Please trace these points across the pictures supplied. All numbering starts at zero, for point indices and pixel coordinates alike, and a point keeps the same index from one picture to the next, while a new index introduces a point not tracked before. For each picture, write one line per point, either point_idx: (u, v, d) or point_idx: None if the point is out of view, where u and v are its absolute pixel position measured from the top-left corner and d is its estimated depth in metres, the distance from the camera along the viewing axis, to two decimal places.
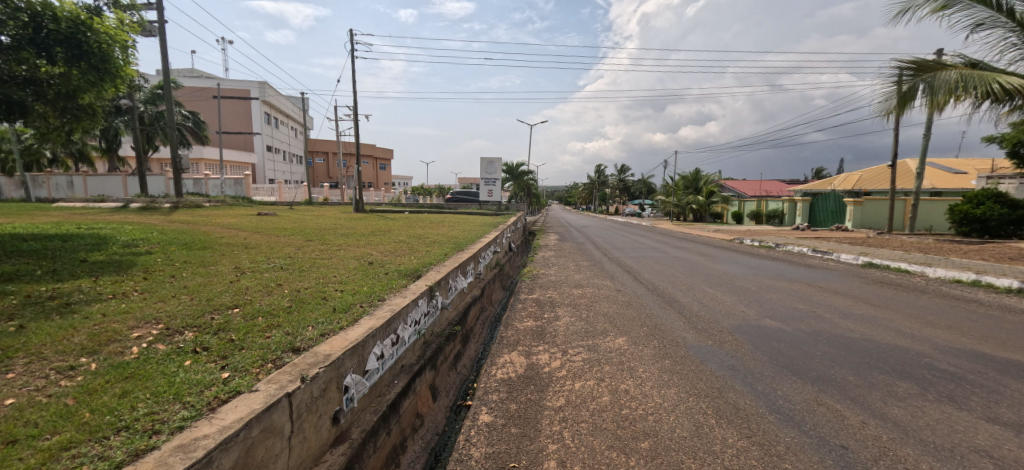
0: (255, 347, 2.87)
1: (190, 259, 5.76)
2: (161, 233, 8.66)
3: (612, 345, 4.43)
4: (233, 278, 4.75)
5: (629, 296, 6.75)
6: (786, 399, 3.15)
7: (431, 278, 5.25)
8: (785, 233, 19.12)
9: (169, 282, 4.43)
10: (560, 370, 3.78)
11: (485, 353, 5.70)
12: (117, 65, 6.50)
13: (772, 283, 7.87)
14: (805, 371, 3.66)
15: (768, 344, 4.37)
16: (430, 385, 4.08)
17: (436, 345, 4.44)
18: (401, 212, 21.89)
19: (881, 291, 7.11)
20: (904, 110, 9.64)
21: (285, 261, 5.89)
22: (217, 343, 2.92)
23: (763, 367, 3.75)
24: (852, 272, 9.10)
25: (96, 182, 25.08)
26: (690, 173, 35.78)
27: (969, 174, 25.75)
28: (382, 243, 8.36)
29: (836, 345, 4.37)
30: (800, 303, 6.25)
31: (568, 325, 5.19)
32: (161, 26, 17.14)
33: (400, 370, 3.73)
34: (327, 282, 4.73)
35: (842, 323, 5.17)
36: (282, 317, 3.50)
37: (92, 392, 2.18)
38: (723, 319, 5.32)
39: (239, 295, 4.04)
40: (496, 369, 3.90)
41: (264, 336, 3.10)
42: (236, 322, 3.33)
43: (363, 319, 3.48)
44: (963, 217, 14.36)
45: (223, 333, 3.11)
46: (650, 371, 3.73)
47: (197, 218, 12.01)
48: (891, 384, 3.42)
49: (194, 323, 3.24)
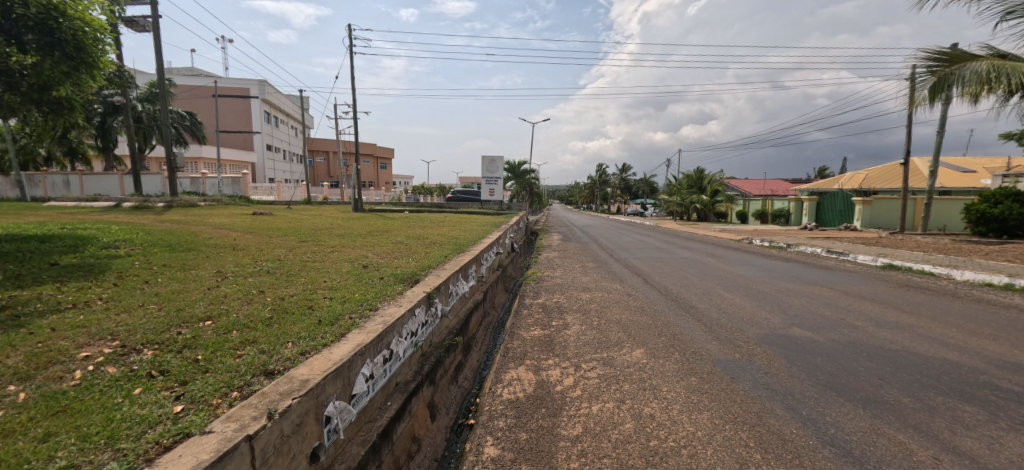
0: (221, 370, 2.46)
1: (170, 262, 5.34)
2: (148, 233, 8.27)
3: (629, 358, 4.00)
4: (212, 284, 4.33)
5: (641, 301, 6.33)
6: (838, 427, 2.72)
7: (430, 284, 4.83)
8: (795, 233, 18.63)
9: (140, 289, 4.01)
10: (574, 390, 3.36)
11: (488, 363, 5.30)
12: (94, 55, 6.06)
13: (791, 287, 7.44)
14: (852, 391, 3.23)
15: (803, 358, 3.94)
16: (428, 404, 3.68)
17: (434, 358, 4.03)
18: (400, 212, 21.47)
19: (909, 296, 6.66)
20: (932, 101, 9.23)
21: (273, 264, 5.47)
22: (179, 365, 2.51)
23: (803, 387, 3.32)
24: (873, 274, 8.64)
25: (93, 182, 24.77)
26: (694, 172, 35.11)
27: (980, 173, 25.16)
28: (379, 245, 7.91)
29: (878, 358, 3.94)
30: (826, 309, 5.82)
31: (578, 335, 4.76)
32: (154, 22, 16.77)
33: (394, 389, 3.32)
34: (316, 288, 4.31)
35: (878, 333, 4.72)
36: (259, 331, 3.08)
37: (7, 435, 1.77)
38: (747, 327, 4.90)
39: (214, 305, 3.61)
40: (503, 388, 3.48)
41: (235, 354, 2.69)
42: (206, 338, 2.91)
43: (351, 333, 3.05)
44: (979, 216, 13.91)
45: (189, 352, 2.70)
46: (676, 390, 3.30)
47: (188, 218, 11.60)
48: (954, 408, 2.98)
49: (156, 339, 2.83)
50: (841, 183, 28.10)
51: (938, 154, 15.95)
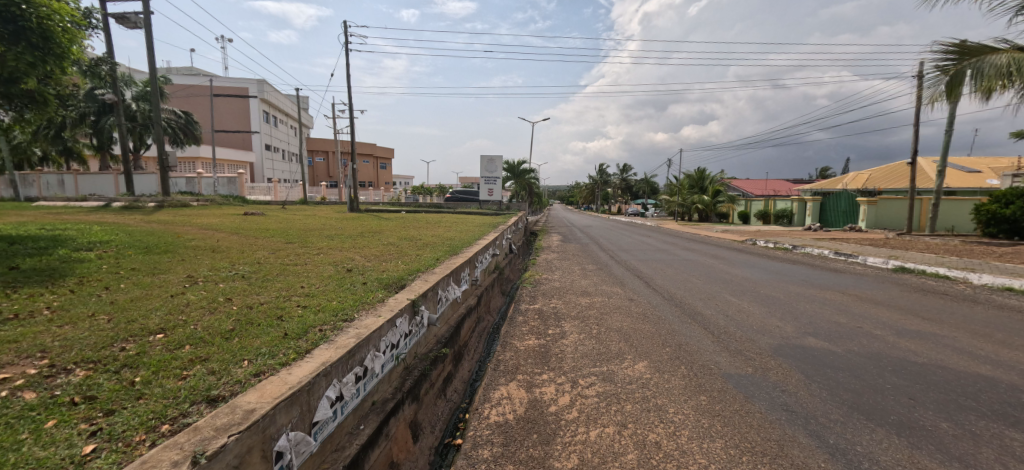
0: (158, 396, 2.11)
1: (140, 266, 5.00)
2: (129, 233, 7.94)
3: (631, 373, 3.65)
4: (178, 290, 3.98)
5: (643, 307, 5.97)
6: (873, 461, 2.36)
7: (416, 289, 4.48)
8: (799, 233, 18.24)
9: (96, 297, 3.65)
10: (569, 411, 3.01)
11: (480, 373, 4.96)
12: (61, 43, 5.70)
13: (800, 291, 7.08)
14: (882, 414, 2.89)
15: (822, 374, 3.58)
16: (411, 423, 3.32)
17: (419, 371, 3.69)
18: (398, 212, 21.10)
19: (927, 301, 6.28)
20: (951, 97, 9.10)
21: (250, 268, 5.10)
22: (109, 391, 2.15)
23: (827, 409, 2.96)
24: (885, 278, 8.26)
25: (87, 182, 24.47)
26: (695, 172, 34.45)
27: (987, 173, 24.72)
28: (369, 246, 7.59)
29: (906, 374, 3.57)
30: (841, 317, 5.46)
31: (576, 345, 4.40)
32: (146, 18, 16.47)
33: (369, 410, 2.96)
34: (290, 295, 3.96)
35: (901, 344, 4.35)
36: (214, 347, 2.73)
37: None
38: (759, 337, 4.54)
39: (171, 316, 3.24)
40: (490, 408, 3.13)
41: (180, 375, 2.35)
42: (151, 356, 2.56)
43: (318, 349, 2.70)
44: (990, 217, 13.53)
45: (128, 373, 2.35)
46: (683, 411, 2.95)
47: (176, 217, 11.29)
48: (1001, 435, 2.61)
49: (93, 357, 2.48)
50: (844, 183, 27.73)
51: (947, 154, 15.53)
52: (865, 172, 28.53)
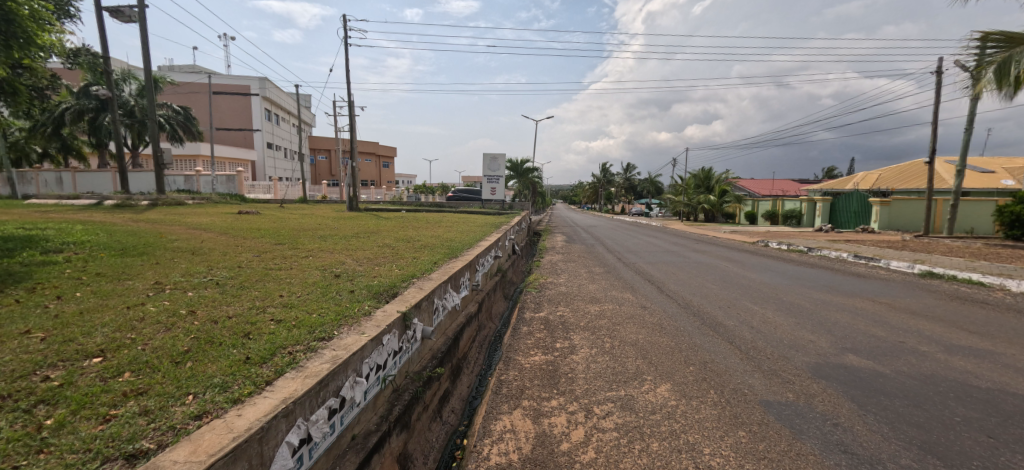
0: (63, 449, 1.65)
1: (108, 270, 4.54)
2: (110, 233, 7.46)
3: (653, 399, 3.16)
4: (139, 300, 3.52)
5: (659, 317, 5.48)
6: None
7: (409, 299, 3.99)
8: (811, 235, 17.63)
9: (42, 308, 3.20)
10: (584, 451, 2.52)
11: (480, 390, 4.51)
12: (23, 25, 5.20)
13: (826, 299, 6.56)
14: (960, 458, 2.40)
15: (875, 402, 3.09)
16: (399, 457, 2.85)
17: (409, 394, 3.21)
18: (399, 211, 20.55)
19: (967, 311, 5.77)
20: (999, 85, 8.60)
21: (228, 273, 4.64)
22: (3, 441, 1.68)
23: (894, 451, 2.47)
24: (914, 283, 7.72)
25: (85, 179, 24.12)
26: (701, 171, 34.00)
27: (1000, 173, 24.14)
28: (364, 248, 7.12)
29: (973, 403, 3.08)
30: (877, 329, 4.95)
31: (587, 363, 3.93)
32: (139, 11, 16.00)
33: (346, 446, 2.48)
34: (267, 306, 3.52)
35: (960, 365, 3.81)
36: (159, 375, 2.26)
37: None
38: (793, 354, 4.05)
39: (119, 333, 2.77)
40: (491, 444, 2.66)
41: (104, 416, 1.88)
42: (78, 388, 2.09)
43: (282, 378, 2.24)
44: (1013, 219, 12.97)
45: (42, 412, 1.89)
46: (721, 453, 2.46)
47: (166, 216, 10.77)
48: None
49: (3, 390, 2.03)
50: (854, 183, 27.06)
51: (966, 154, 14.94)
52: (875, 172, 27.97)
